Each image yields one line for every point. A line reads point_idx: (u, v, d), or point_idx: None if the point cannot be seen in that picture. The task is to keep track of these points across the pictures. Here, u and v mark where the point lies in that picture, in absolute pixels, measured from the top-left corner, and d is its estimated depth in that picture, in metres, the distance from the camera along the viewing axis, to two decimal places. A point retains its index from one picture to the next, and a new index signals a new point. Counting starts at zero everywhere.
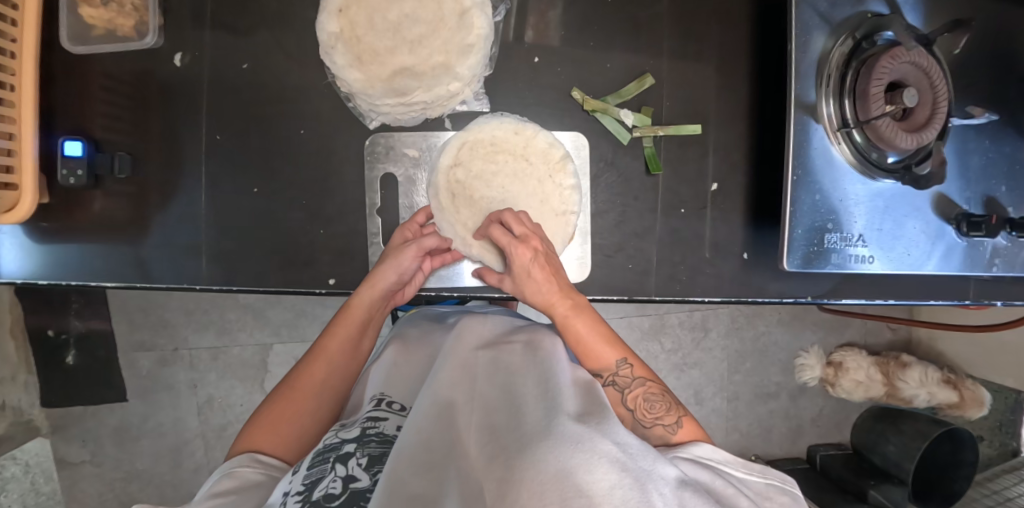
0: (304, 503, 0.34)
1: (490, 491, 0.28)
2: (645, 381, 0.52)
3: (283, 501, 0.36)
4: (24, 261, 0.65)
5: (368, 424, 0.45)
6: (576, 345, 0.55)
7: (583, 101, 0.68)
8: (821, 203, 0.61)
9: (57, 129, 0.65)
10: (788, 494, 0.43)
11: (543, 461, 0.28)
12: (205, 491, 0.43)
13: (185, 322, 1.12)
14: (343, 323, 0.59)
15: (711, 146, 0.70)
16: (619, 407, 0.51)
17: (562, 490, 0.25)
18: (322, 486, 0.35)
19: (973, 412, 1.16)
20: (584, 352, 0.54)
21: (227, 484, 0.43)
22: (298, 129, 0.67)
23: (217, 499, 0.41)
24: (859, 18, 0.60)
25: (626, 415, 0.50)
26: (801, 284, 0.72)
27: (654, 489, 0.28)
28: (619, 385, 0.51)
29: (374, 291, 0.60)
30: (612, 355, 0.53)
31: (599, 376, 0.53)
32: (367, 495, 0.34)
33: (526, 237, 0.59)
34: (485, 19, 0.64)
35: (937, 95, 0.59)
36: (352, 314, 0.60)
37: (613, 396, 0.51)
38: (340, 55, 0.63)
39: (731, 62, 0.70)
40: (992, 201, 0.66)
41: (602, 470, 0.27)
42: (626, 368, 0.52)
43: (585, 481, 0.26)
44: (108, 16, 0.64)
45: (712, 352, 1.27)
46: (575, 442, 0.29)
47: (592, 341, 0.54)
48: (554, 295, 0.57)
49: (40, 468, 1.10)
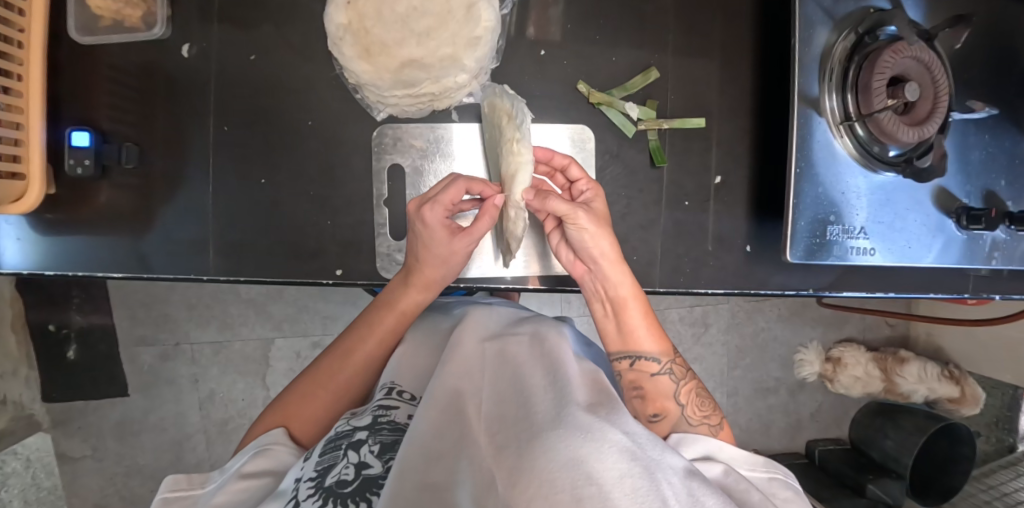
0: (317, 490, 0.34)
1: (501, 479, 0.28)
2: (691, 377, 0.55)
3: (296, 487, 0.36)
4: (28, 253, 0.65)
5: (379, 412, 0.45)
6: (625, 329, 0.56)
7: (589, 94, 0.69)
8: (824, 196, 0.62)
9: (64, 119, 0.65)
10: (791, 488, 0.44)
11: (554, 449, 0.29)
12: (237, 468, 0.44)
13: (187, 316, 1.12)
14: (384, 323, 0.59)
15: (714, 139, 0.71)
16: (669, 401, 0.52)
17: (572, 478, 0.26)
18: (334, 473, 0.36)
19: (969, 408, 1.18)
20: (636, 336, 0.55)
21: (260, 463, 0.44)
22: (305, 120, 0.68)
23: (251, 480, 0.42)
24: (861, 13, 0.61)
25: (676, 410, 0.52)
26: (803, 277, 0.72)
27: (663, 478, 0.29)
28: (674, 377, 0.54)
29: (429, 288, 0.61)
30: (666, 346, 0.55)
31: (651, 365, 0.54)
32: (380, 481, 0.35)
33: (596, 198, 0.60)
34: (492, 11, 0.63)
35: (939, 89, 0.60)
36: (401, 313, 0.60)
37: (668, 388, 0.53)
38: (348, 47, 0.63)
39: (735, 55, 0.71)
40: (992, 195, 0.67)
41: (613, 459, 0.28)
42: (678, 361, 0.56)
43: (594, 470, 0.26)
44: (116, 7, 0.64)
45: (712, 347, 1.28)
46: (585, 431, 0.30)
47: (648, 328, 0.56)
48: (616, 259, 0.57)
49: (41, 463, 1.10)
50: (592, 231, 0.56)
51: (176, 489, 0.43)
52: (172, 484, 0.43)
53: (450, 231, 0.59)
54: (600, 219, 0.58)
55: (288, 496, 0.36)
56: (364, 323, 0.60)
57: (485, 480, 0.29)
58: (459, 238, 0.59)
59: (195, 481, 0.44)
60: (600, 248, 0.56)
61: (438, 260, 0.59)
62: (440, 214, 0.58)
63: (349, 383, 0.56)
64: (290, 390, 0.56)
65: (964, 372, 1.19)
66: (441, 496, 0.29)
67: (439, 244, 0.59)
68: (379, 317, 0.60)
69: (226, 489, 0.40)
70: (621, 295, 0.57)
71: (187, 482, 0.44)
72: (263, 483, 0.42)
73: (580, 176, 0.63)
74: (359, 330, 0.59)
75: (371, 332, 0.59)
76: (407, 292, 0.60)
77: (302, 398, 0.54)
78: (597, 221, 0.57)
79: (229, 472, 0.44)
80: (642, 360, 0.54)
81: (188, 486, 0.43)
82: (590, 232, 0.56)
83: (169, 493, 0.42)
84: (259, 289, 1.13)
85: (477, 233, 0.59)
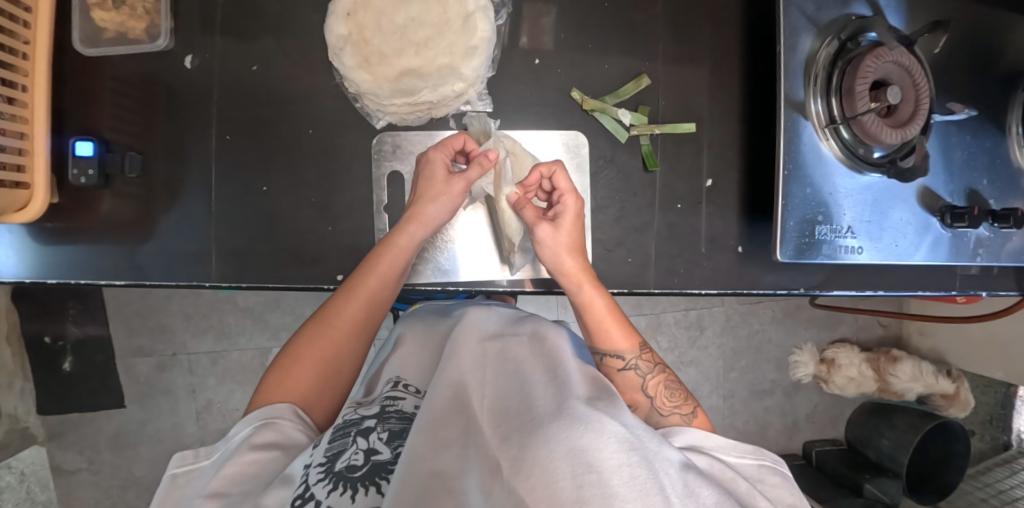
0: (327, 475, 0.35)
1: (505, 467, 0.29)
2: (662, 369, 0.55)
3: (306, 472, 0.37)
4: (29, 262, 0.66)
5: (386, 403, 0.47)
6: (593, 326, 0.57)
7: (582, 101, 0.71)
8: (812, 196, 0.63)
9: (67, 130, 0.66)
10: (779, 474, 0.45)
11: (554, 440, 0.29)
12: (242, 440, 0.44)
13: (185, 326, 1.12)
14: (382, 262, 0.58)
15: (706, 143, 0.73)
16: (638, 393, 0.53)
17: (573, 466, 0.27)
18: (344, 458, 0.37)
19: (960, 408, 1.20)
20: (605, 334, 0.56)
21: (266, 436, 0.44)
22: (306, 128, 0.69)
23: (257, 452, 0.42)
24: (845, 20, 0.63)
25: (646, 402, 0.53)
26: (794, 277, 0.74)
27: (660, 468, 0.30)
28: (641, 370, 0.54)
29: (426, 225, 0.61)
30: (634, 341, 0.56)
31: (616, 361, 0.55)
32: (390, 465, 0.35)
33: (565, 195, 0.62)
34: (488, 22, 0.66)
35: (920, 92, 0.62)
36: (398, 250, 0.59)
37: (635, 381, 0.54)
38: (348, 56, 0.65)
39: (724, 62, 0.73)
40: (975, 194, 0.69)
41: (611, 449, 0.29)
42: (647, 354, 0.56)
43: (595, 459, 0.27)
44: (119, 20, 0.65)
45: (708, 350, 1.29)
46: (585, 423, 0.31)
47: (614, 327, 0.57)
48: (576, 271, 0.60)
49: (36, 476, 1.09)
50: (549, 243, 0.60)
51: (183, 464, 0.45)
52: (179, 461, 0.45)
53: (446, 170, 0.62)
54: (565, 238, 0.61)
55: (298, 482, 0.36)
56: (353, 276, 0.58)
57: (490, 467, 0.30)
58: (454, 179, 0.61)
59: (201, 454, 0.46)
60: (557, 265, 0.60)
61: (433, 193, 0.61)
62: (444, 156, 0.63)
63: (340, 345, 0.54)
64: (295, 340, 0.55)
65: (959, 373, 1.21)
66: (446, 483, 0.30)
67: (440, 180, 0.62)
68: (377, 254, 0.59)
69: (229, 461, 0.41)
70: (582, 297, 0.59)
71: (192, 456, 0.45)
72: (266, 456, 0.42)
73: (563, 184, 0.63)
74: (358, 271, 0.58)
75: (370, 269, 0.58)
76: (403, 229, 0.60)
77: (302, 355, 0.53)
78: (560, 236, 0.61)
79: (234, 445, 0.44)
80: (609, 357, 0.55)
81: (194, 460, 0.45)
82: (548, 244, 0.60)
83: (176, 469, 0.44)
84: (258, 298, 1.14)
85: (468, 178, 0.61)
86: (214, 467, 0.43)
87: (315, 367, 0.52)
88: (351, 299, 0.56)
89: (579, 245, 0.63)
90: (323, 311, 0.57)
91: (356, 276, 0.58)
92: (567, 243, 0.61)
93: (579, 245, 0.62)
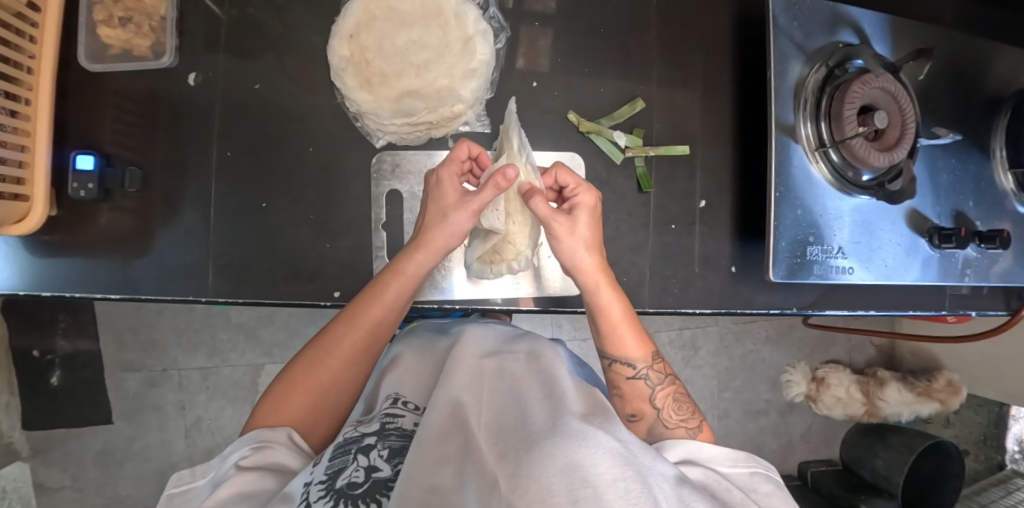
0: (328, 492, 0.35)
1: (503, 484, 0.29)
2: (672, 381, 0.56)
3: (306, 489, 0.37)
4: (22, 274, 0.65)
5: (386, 420, 0.46)
6: (605, 332, 0.58)
7: (578, 123, 0.72)
8: (803, 218, 0.65)
9: (68, 144, 0.67)
10: (772, 481, 0.45)
11: (550, 456, 0.29)
12: (235, 461, 0.43)
13: (176, 342, 1.11)
14: (389, 288, 0.58)
15: (699, 166, 0.74)
16: (645, 403, 0.54)
17: (568, 481, 0.27)
18: (345, 475, 0.37)
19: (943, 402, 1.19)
20: (618, 341, 0.57)
21: (257, 458, 0.44)
22: (307, 146, 0.70)
23: (251, 473, 0.42)
24: (831, 47, 0.66)
25: (652, 412, 0.53)
26: (787, 297, 0.75)
27: (654, 483, 0.30)
28: (652, 380, 0.55)
29: (434, 251, 0.60)
30: (647, 349, 0.57)
31: (627, 369, 0.56)
32: (390, 483, 0.36)
33: (581, 190, 0.62)
34: (486, 46, 0.68)
35: (906, 117, 0.64)
36: (407, 276, 0.59)
37: (644, 391, 0.55)
38: (349, 77, 0.67)
39: (716, 86, 0.75)
40: (961, 215, 0.71)
41: (606, 464, 0.28)
42: (659, 364, 0.57)
43: (590, 472, 0.27)
44: (125, 36, 0.67)
45: (702, 369, 1.29)
46: (582, 439, 0.30)
47: (623, 333, 0.57)
48: (594, 269, 0.60)
49: (18, 494, 1.06)
50: (568, 243, 0.59)
51: (180, 484, 0.44)
52: (177, 481, 0.45)
53: (457, 191, 0.61)
54: (581, 232, 0.60)
55: (298, 499, 0.36)
56: (357, 305, 0.57)
57: (488, 487, 0.30)
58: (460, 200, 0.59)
59: (197, 474, 0.46)
60: (575, 263, 0.60)
61: (443, 215, 0.60)
62: (453, 173, 0.62)
63: (339, 375, 0.54)
64: (295, 364, 0.55)
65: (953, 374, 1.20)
66: (444, 498, 0.31)
67: (444, 200, 0.61)
68: (384, 279, 0.59)
69: (224, 483, 0.40)
70: (599, 302, 0.59)
71: (188, 478, 0.45)
72: (260, 475, 0.42)
73: (569, 180, 0.63)
74: (364, 296, 0.58)
75: (376, 297, 0.58)
76: (412, 255, 0.60)
77: (301, 381, 0.52)
78: (579, 232, 0.60)
79: (226, 467, 0.43)
80: (619, 364, 0.56)
81: (190, 480, 0.45)
82: (567, 243, 0.60)
83: (174, 488, 0.44)
84: (251, 314, 1.13)
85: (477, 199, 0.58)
86: (210, 487, 0.43)
87: (312, 394, 0.52)
88: (354, 326, 0.56)
89: (594, 240, 0.62)
90: (324, 334, 0.56)
91: (361, 305, 0.57)
92: (584, 239, 0.60)
93: (596, 241, 0.62)
